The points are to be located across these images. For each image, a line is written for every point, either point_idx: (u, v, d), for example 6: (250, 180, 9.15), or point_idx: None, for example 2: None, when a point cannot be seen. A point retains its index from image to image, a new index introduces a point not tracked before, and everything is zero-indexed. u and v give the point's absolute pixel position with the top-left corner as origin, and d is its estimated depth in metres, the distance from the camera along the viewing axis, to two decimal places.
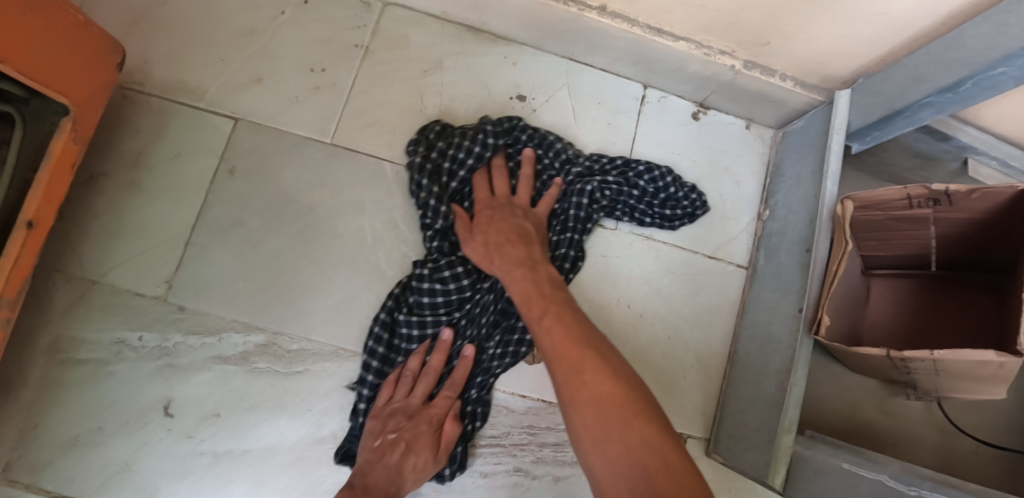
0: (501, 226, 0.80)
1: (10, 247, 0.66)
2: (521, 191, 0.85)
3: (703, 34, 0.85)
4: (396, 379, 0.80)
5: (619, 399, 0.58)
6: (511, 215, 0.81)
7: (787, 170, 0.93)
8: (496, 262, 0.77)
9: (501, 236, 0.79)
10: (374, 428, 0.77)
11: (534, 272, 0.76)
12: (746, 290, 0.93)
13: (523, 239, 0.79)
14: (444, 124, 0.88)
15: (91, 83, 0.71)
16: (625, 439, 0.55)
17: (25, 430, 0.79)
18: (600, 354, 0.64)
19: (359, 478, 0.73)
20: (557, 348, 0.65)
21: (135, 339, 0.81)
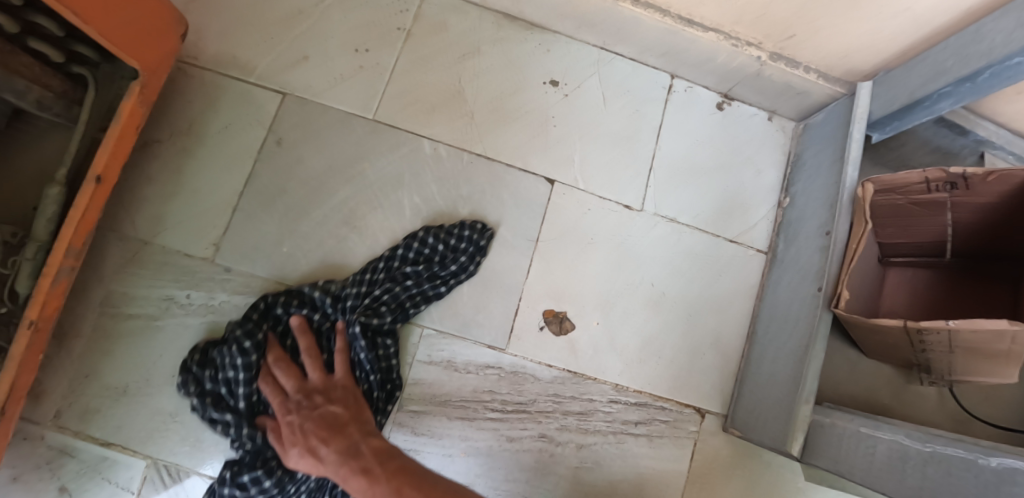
0: (314, 419, 0.75)
1: (78, 200, 0.70)
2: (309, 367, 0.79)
3: (732, 26, 0.89)
4: None
5: None
6: (309, 412, 0.76)
7: (807, 160, 0.97)
8: (324, 464, 0.72)
9: (318, 432, 0.74)
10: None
11: (358, 459, 0.72)
12: (766, 274, 0.96)
13: (341, 425, 0.75)
14: (206, 344, 0.82)
15: (159, 49, 0.75)
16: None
17: (76, 379, 0.83)
18: None
19: None
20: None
21: (183, 297, 0.85)
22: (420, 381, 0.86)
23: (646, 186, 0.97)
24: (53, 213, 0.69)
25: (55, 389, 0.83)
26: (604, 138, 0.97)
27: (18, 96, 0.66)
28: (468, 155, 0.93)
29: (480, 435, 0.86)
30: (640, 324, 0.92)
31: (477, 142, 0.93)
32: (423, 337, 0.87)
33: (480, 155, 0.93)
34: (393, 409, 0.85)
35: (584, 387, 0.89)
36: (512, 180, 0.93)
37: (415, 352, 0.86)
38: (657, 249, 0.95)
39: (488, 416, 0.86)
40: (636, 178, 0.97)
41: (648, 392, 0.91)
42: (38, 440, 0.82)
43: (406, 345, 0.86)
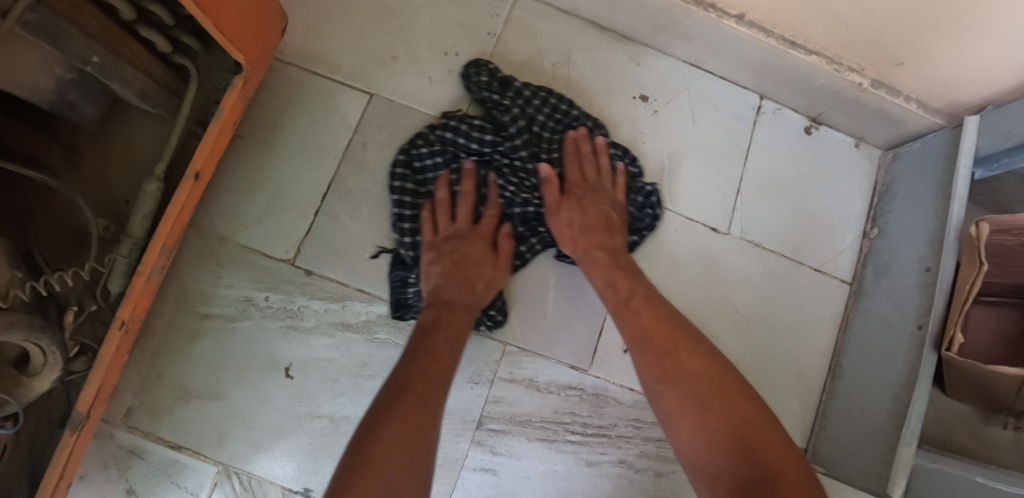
0: (595, 214, 0.83)
1: (175, 197, 0.67)
2: (569, 213, 0.83)
3: (838, 50, 0.87)
4: (428, 217, 0.83)
5: (715, 377, 0.64)
6: (602, 202, 0.85)
7: (898, 191, 0.95)
8: (580, 243, 0.81)
9: (597, 220, 0.82)
10: (431, 260, 0.80)
11: (615, 258, 0.80)
12: (851, 305, 0.94)
13: (603, 226, 0.82)
14: (478, 74, 0.87)
15: (261, 42, 0.72)
16: (762, 456, 0.57)
17: (148, 377, 0.80)
18: (691, 335, 0.69)
19: (437, 283, 0.78)
20: (706, 371, 0.65)
21: (261, 299, 0.83)
22: (500, 399, 0.83)
23: (733, 208, 0.94)
24: (149, 211, 0.66)
25: (127, 386, 0.80)
26: (692, 155, 0.95)
27: (124, 85, 0.63)
28: None
29: (558, 457, 0.83)
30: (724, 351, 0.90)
31: None
32: (506, 353, 0.84)
33: None
34: (473, 428, 0.82)
35: None
36: None
37: (497, 370, 0.84)
38: (743, 273, 0.93)
39: (568, 439, 0.84)
40: (724, 198, 0.94)
41: None
42: (107, 438, 0.79)
43: (488, 361, 0.84)
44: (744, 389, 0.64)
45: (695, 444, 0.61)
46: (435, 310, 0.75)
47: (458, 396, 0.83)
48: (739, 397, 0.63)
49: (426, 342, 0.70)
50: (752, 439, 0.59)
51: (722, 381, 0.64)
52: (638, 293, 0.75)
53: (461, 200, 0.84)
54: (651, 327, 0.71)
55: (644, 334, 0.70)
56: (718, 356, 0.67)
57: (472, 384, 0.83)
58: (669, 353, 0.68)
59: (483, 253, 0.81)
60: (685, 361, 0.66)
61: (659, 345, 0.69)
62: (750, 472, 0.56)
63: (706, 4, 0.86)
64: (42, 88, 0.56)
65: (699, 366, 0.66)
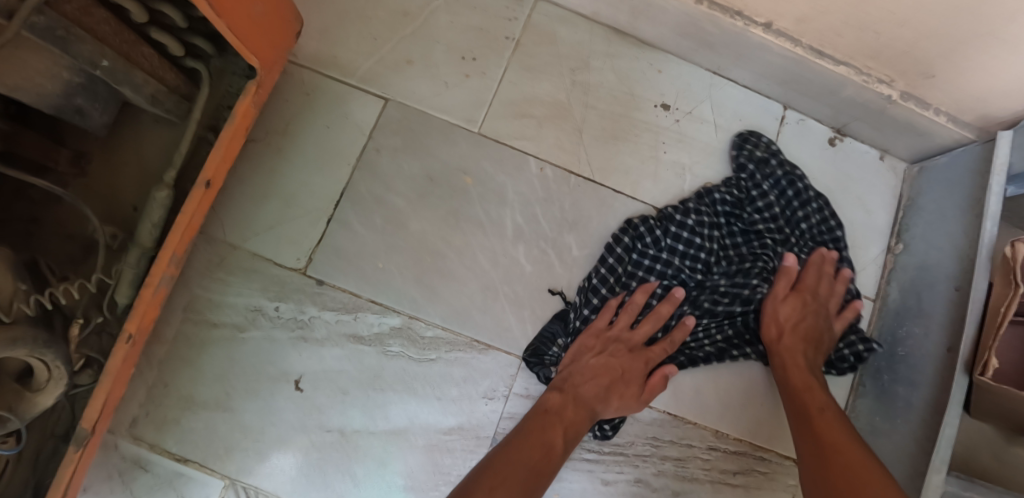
0: (805, 328, 0.81)
1: (185, 205, 0.65)
2: (791, 306, 0.83)
3: (867, 61, 0.84)
4: (616, 307, 0.83)
5: (866, 473, 0.65)
6: (820, 317, 0.83)
7: (925, 206, 0.92)
8: (784, 342, 0.81)
9: (807, 338, 0.81)
10: (588, 347, 0.81)
11: (811, 373, 0.79)
12: (874, 323, 0.91)
13: (814, 336, 0.82)
14: (749, 146, 0.90)
15: (276, 45, 0.70)
16: None
17: (155, 388, 0.78)
18: (847, 442, 0.70)
19: (570, 385, 0.78)
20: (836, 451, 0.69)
21: (271, 309, 0.80)
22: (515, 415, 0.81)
23: None
24: (159, 219, 0.64)
25: (133, 396, 0.78)
26: (714, 166, 0.92)
27: (135, 90, 0.60)
28: (575, 177, 0.88)
29: (573, 475, 0.81)
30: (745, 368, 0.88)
31: (584, 163, 0.88)
32: (521, 368, 0.82)
33: (587, 179, 0.88)
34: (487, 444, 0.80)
35: (684, 432, 0.84)
36: (619, 206, 0.88)
37: (513, 385, 0.82)
38: None
39: (583, 457, 0.82)
40: None
41: (748, 441, 0.86)
42: (112, 449, 0.77)
43: (502, 376, 0.82)
44: (875, 475, 0.64)
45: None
46: (563, 398, 0.77)
47: (472, 412, 0.81)
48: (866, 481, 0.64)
49: (553, 420, 0.74)
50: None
51: (865, 478, 0.64)
52: (811, 388, 0.77)
53: (648, 317, 0.83)
54: (816, 438, 0.72)
55: (804, 411, 0.75)
56: (872, 459, 0.67)
57: (487, 399, 0.81)
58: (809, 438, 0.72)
59: (637, 376, 0.79)
60: (823, 445, 0.70)
61: (813, 418, 0.74)
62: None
63: (731, 11, 0.83)
64: (49, 93, 0.54)
65: (834, 447, 0.69)
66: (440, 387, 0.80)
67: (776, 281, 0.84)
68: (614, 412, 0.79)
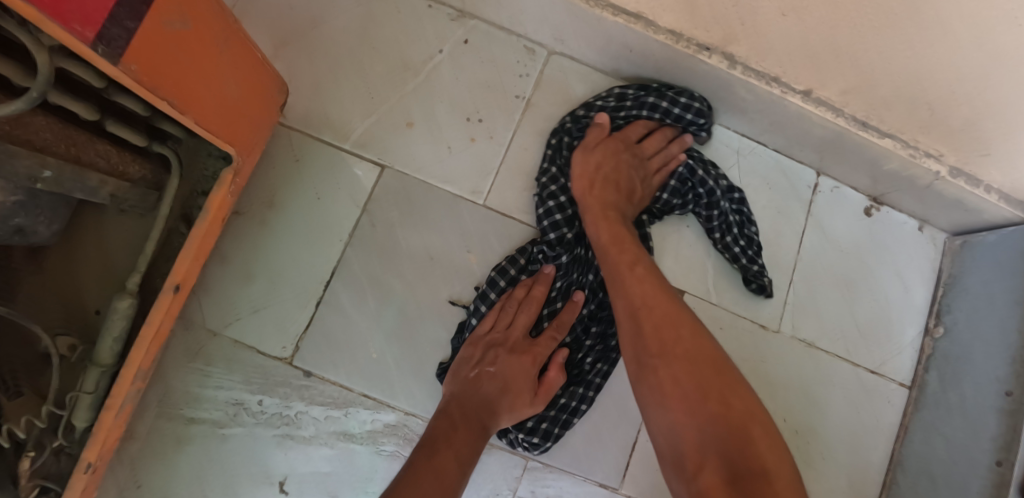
0: (611, 173, 0.77)
1: (152, 313, 0.57)
2: (601, 153, 0.78)
3: (916, 134, 0.76)
4: (499, 307, 0.75)
5: (700, 344, 0.62)
6: (632, 168, 0.79)
7: (970, 288, 0.85)
8: (596, 193, 0.75)
9: (619, 182, 0.77)
10: (471, 357, 0.72)
11: (620, 222, 0.74)
12: (909, 413, 0.85)
13: (625, 185, 0.77)
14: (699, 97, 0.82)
15: (255, 126, 0.62)
16: (738, 428, 0.56)
17: (126, 489, 0.71)
18: (670, 306, 0.66)
19: (455, 405, 0.69)
20: (699, 352, 0.61)
21: (254, 403, 0.73)
22: None
23: (785, 303, 0.86)
24: (120, 332, 0.56)
25: None
26: None
27: (90, 193, 0.52)
28: None
29: None
30: None
31: None
32: (527, 469, 0.75)
33: None
34: None
35: None
36: None
37: (518, 488, 0.75)
38: (790, 375, 0.85)
39: None
40: (774, 293, 0.85)
41: None
42: None
43: (507, 478, 0.75)
44: (685, 319, 0.65)
45: (693, 436, 0.57)
46: (449, 422, 0.68)
47: None
48: (737, 388, 0.59)
49: (453, 442, 0.65)
50: (750, 430, 0.56)
51: (705, 358, 0.61)
52: (618, 240, 0.72)
53: (522, 307, 0.74)
54: (636, 299, 0.67)
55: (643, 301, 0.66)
56: (698, 323, 0.65)
57: None
58: (671, 333, 0.63)
59: (523, 379, 0.71)
60: (680, 344, 0.62)
61: (653, 312, 0.65)
62: (735, 468, 0.53)
63: (768, 77, 0.75)
64: None
65: (689, 351, 0.62)
66: None
67: (587, 136, 0.80)
68: (513, 420, 0.72)
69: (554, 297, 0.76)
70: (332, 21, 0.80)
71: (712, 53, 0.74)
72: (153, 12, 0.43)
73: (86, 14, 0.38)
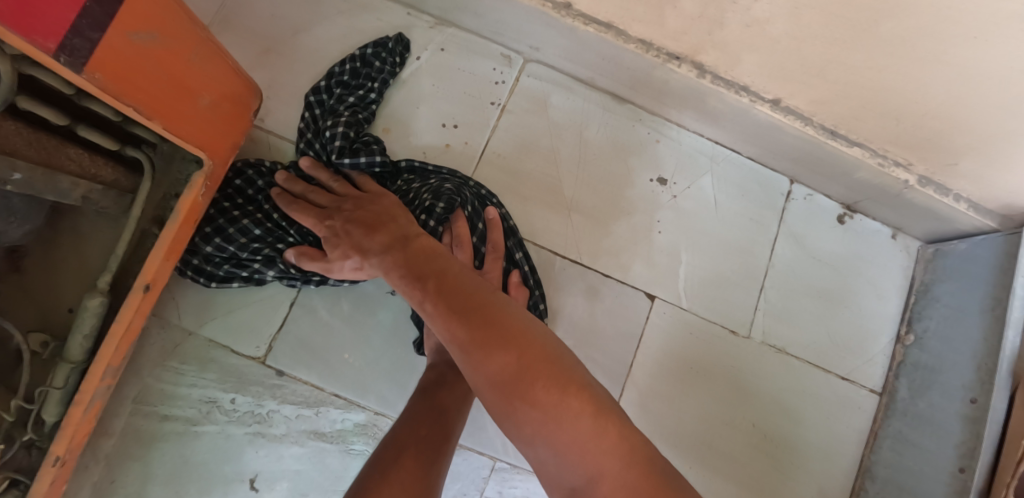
0: (361, 222, 0.66)
1: (123, 312, 0.59)
2: (335, 245, 0.67)
3: (885, 143, 0.77)
4: None
5: (518, 357, 0.49)
6: (357, 201, 0.69)
7: (940, 296, 0.85)
8: (366, 263, 0.63)
9: (362, 229, 0.65)
10: None
11: (407, 247, 0.61)
12: (880, 420, 0.86)
13: (385, 216, 0.65)
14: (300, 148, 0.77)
15: (230, 132, 0.63)
16: (579, 459, 0.47)
17: (101, 485, 0.73)
18: (480, 321, 0.51)
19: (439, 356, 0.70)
20: (510, 360, 0.49)
21: (227, 402, 0.74)
22: None
23: (755, 308, 0.86)
24: (91, 329, 0.58)
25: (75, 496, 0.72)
26: (715, 249, 0.86)
27: (62, 195, 0.54)
28: (561, 260, 0.82)
29: None
30: (737, 468, 0.83)
31: (571, 245, 0.82)
32: (495, 470, 0.76)
33: (575, 261, 0.82)
34: None
35: None
36: (607, 291, 0.83)
37: (485, 488, 0.76)
38: (760, 380, 0.85)
39: None
40: (745, 299, 0.86)
41: None
42: None
43: (475, 479, 0.75)
44: (495, 327, 0.51)
45: (528, 456, 0.49)
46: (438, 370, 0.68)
47: None
48: (546, 383, 0.48)
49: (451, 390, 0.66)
50: (569, 436, 0.47)
51: (523, 373, 0.48)
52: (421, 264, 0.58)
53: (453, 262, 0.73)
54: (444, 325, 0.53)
55: (445, 315, 0.53)
56: (517, 324, 0.51)
57: None
58: (469, 360, 0.50)
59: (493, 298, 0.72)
60: (482, 360, 0.50)
61: (455, 328, 0.51)
62: (568, 481, 0.47)
63: (737, 86, 0.76)
64: None
65: (501, 361, 0.49)
66: None
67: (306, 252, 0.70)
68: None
69: (476, 244, 0.75)
70: (312, 30, 0.82)
71: (681, 62, 0.75)
72: (116, 23, 0.45)
73: (48, 27, 0.40)
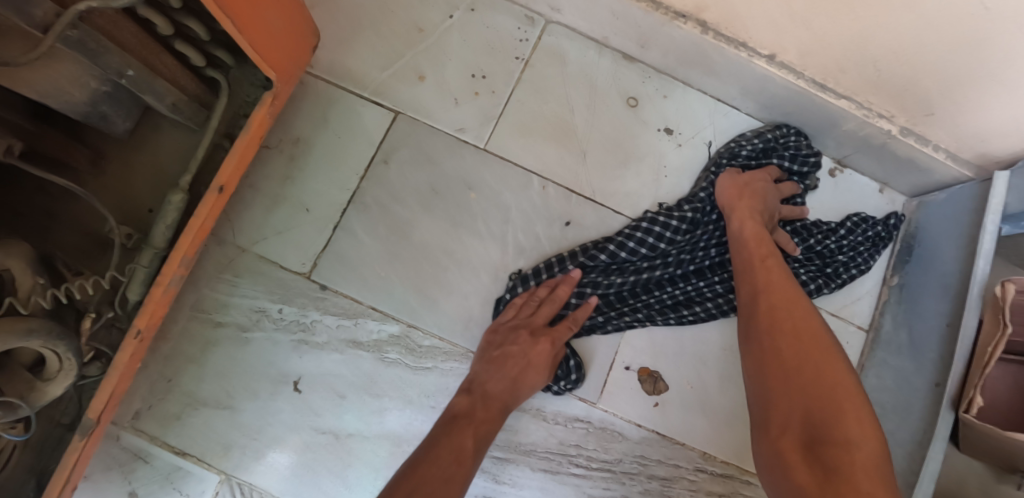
0: (754, 197, 0.82)
1: (199, 208, 0.68)
2: (733, 187, 0.84)
3: (868, 95, 0.86)
4: (521, 302, 0.82)
5: (815, 334, 0.69)
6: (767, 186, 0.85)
7: (923, 242, 0.93)
8: (742, 201, 0.82)
9: (746, 198, 0.82)
10: (494, 341, 0.80)
11: (767, 236, 0.80)
12: (866, 353, 0.93)
13: (756, 196, 0.82)
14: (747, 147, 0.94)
15: (291, 60, 0.73)
16: (837, 422, 0.60)
17: (159, 382, 0.81)
18: (789, 299, 0.73)
19: (478, 385, 0.78)
20: (817, 339, 0.68)
21: (275, 311, 0.83)
22: (507, 427, 0.84)
23: None
24: (173, 221, 0.66)
25: (135, 390, 0.80)
26: None
27: (157, 98, 0.63)
28: (577, 196, 0.90)
29: (559, 488, 0.83)
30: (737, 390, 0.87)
31: (586, 183, 0.91)
32: None
33: (589, 198, 0.90)
34: None
35: (672, 452, 0.86)
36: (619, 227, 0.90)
37: None
38: None
39: (572, 471, 0.84)
40: None
41: (735, 464, 0.87)
42: (113, 440, 0.79)
43: None
44: (811, 320, 0.71)
45: (777, 408, 0.65)
46: (470, 400, 0.77)
47: None
48: (824, 356, 0.66)
49: (477, 425, 0.74)
50: (831, 398, 0.62)
51: (816, 343, 0.68)
52: (760, 237, 0.79)
53: (544, 302, 0.82)
54: (762, 292, 0.75)
55: (769, 291, 0.74)
56: (822, 325, 0.70)
57: None
58: (753, 315, 0.74)
59: (542, 358, 0.79)
60: (766, 317, 0.72)
61: (778, 303, 0.72)
62: (814, 436, 0.60)
63: (736, 42, 0.86)
64: (77, 101, 0.57)
65: (808, 339, 0.68)
66: (433, 396, 0.83)
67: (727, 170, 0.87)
68: (532, 392, 0.80)
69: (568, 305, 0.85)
70: None
71: (687, 19, 0.85)
72: None
73: None
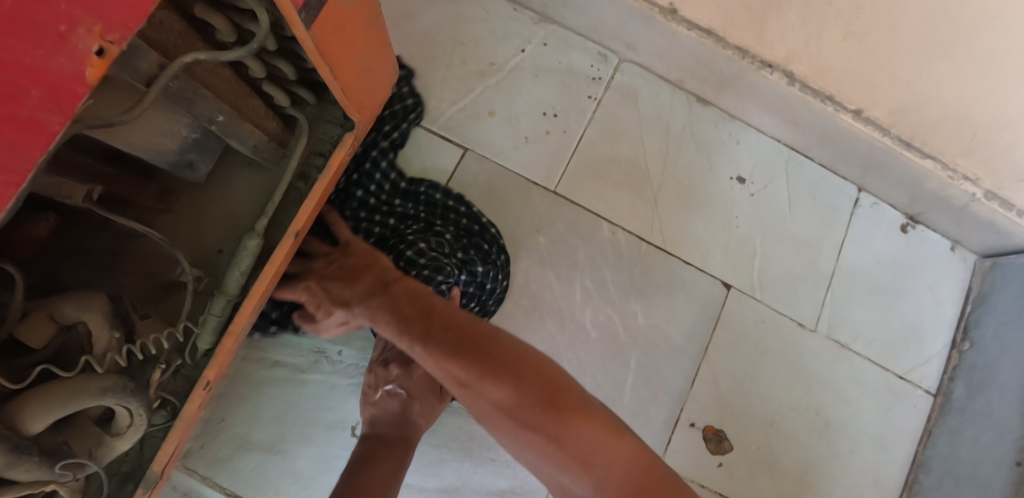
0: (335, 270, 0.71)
1: (274, 254, 0.64)
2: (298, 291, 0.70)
3: (957, 157, 0.81)
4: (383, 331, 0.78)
5: (520, 382, 0.60)
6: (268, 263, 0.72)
7: (998, 306, 0.91)
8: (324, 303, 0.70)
9: (339, 276, 0.70)
10: (372, 383, 0.76)
11: (387, 293, 0.67)
12: (934, 418, 0.91)
13: (363, 265, 0.70)
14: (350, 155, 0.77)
15: (374, 98, 0.69)
16: (583, 475, 0.57)
17: (211, 421, 0.77)
18: (480, 355, 0.61)
19: (370, 430, 0.73)
20: (507, 399, 0.60)
21: (333, 352, 0.82)
22: None
23: (821, 304, 0.92)
24: (246, 268, 0.63)
25: None
26: (785, 244, 0.92)
27: (241, 141, 0.59)
28: (647, 245, 0.89)
29: None
30: (806, 449, 0.88)
31: (657, 231, 0.90)
32: None
33: (659, 247, 0.89)
34: None
35: None
36: (687, 279, 0.90)
37: None
38: (823, 371, 0.91)
39: None
40: (811, 295, 0.92)
41: None
42: None
43: None
44: (525, 361, 0.61)
45: (545, 472, 0.60)
46: (368, 445, 0.70)
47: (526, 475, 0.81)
48: (553, 408, 0.59)
49: (383, 463, 0.68)
50: (589, 449, 0.57)
51: (536, 395, 0.59)
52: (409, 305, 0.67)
53: None
54: (448, 363, 0.63)
55: (461, 355, 0.62)
56: (531, 353, 0.62)
57: None
58: (473, 392, 0.62)
59: (424, 386, 0.75)
60: (484, 390, 0.61)
61: (468, 374, 0.61)
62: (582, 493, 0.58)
63: (822, 95, 0.80)
64: (167, 150, 0.54)
65: (538, 392, 0.60)
66: (495, 448, 0.81)
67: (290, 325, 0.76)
68: (435, 414, 0.76)
69: None
70: (425, 15, 0.88)
71: (773, 70, 0.80)
72: None
73: None
